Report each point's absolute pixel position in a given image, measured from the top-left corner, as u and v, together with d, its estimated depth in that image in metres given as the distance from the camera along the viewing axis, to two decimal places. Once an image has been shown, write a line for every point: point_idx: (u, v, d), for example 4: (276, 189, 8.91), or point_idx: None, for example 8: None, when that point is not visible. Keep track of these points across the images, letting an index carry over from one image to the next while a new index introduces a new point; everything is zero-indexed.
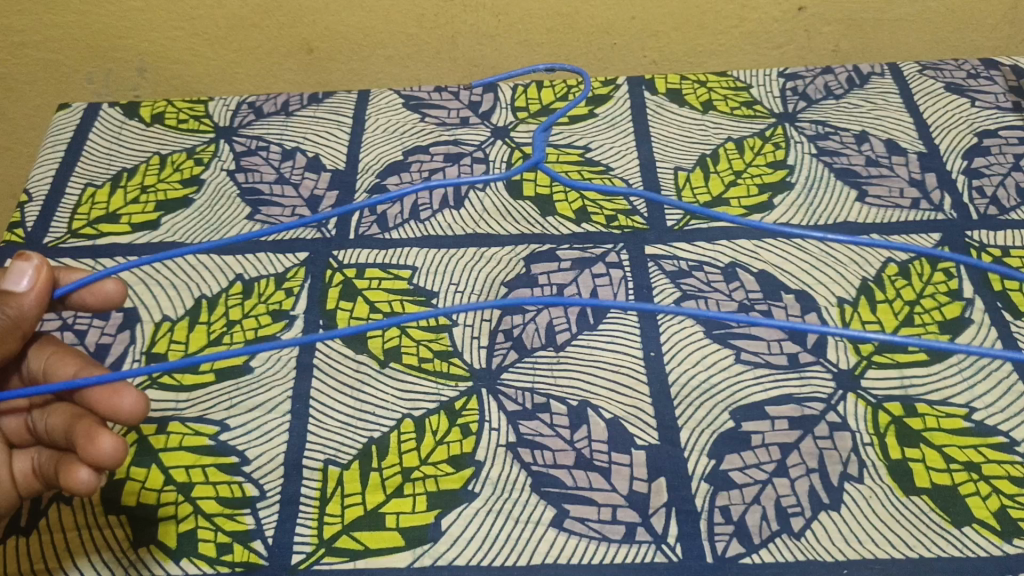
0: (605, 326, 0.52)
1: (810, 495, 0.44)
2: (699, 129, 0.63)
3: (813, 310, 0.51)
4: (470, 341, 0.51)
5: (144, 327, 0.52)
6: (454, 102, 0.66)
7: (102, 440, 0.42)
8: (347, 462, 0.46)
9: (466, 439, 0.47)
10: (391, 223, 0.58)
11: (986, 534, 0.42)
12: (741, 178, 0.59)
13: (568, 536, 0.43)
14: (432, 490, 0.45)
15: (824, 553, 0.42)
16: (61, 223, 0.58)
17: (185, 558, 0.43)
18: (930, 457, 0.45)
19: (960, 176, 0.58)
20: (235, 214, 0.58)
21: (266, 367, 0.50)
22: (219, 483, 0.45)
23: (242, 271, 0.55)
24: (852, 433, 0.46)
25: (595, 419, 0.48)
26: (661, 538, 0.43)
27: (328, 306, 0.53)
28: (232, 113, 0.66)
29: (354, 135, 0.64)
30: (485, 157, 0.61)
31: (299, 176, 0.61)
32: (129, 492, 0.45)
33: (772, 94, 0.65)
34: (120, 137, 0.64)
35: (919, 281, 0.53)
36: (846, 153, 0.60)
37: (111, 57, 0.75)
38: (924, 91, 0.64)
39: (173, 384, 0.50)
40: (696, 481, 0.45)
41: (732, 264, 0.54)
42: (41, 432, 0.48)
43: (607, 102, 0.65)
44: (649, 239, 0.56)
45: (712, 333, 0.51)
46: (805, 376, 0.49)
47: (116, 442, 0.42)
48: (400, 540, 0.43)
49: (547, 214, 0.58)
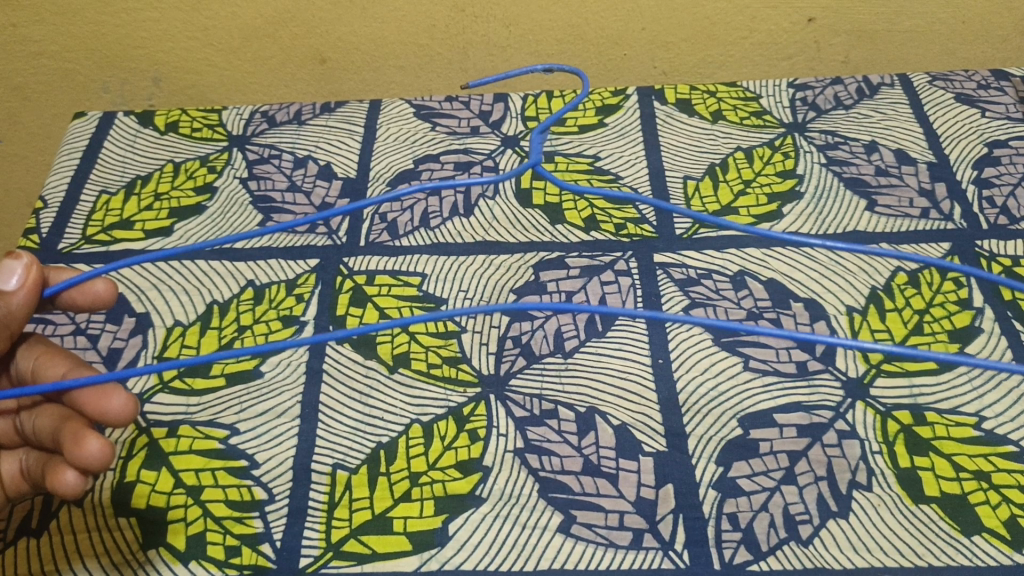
0: (613, 333, 0.52)
1: (818, 502, 0.44)
2: (708, 139, 0.63)
3: (822, 319, 0.51)
4: (479, 348, 0.52)
5: (155, 332, 0.53)
6: (465, 112, 0.66)
7: (88, 444, 0.42)
8: (355, 466, 0.46)
9: (474, 444, 0.47)
10: (401, 231, 0.58)
11: (996, 543, 0.42)
12: (751, 187, 0.59)
13: (575, 542, 0.43)
14: (440, 495, 0.45)
15: (832, 561, 0.42)
16: (76, 230, 0.59)
17: (193, 560, 0.43)
18: (939, 466, 0.45)
19: (970, 186, 0.58)
20: (247, 221, 0.59)
21: (276, 371, 0.51)
22: (229, 486, 0.46)
23: (253, 277, 0.55)
24: (860, 442, 0.46)
25: (603, 425, 0.48)
26: (668, 544, 0.43)
27: (338, 312, 0.53)
28: (245, 122, 0.66)
29: (365, 144, 0.64)
30: (495, 166, 0.62)
31: (310, 184, 0.61)
32: (139, 494, 0.46)
33: (781, 104, 0.65)
34: (134, 145, 0.65)
35: (928, 290, 0.53)
36: (855, 163, 0.60)
37: (128, 66, 0.76)
38: (934, 101, 0.64)
39: (183, 388, 0.50)
40: (704, 489, 0.45)
41: (741, 273, 0.54)
42: (29, 433, 0.47)
43: (617, 112, 0.66)
44: (658, 247, 0.56)
45: (721, 340, 0.51)
46: (813, 384, 0.49)
47: (103, 446, 0.42)
48: (408, 544, 0.43)
49: (557, 222, 0.58)
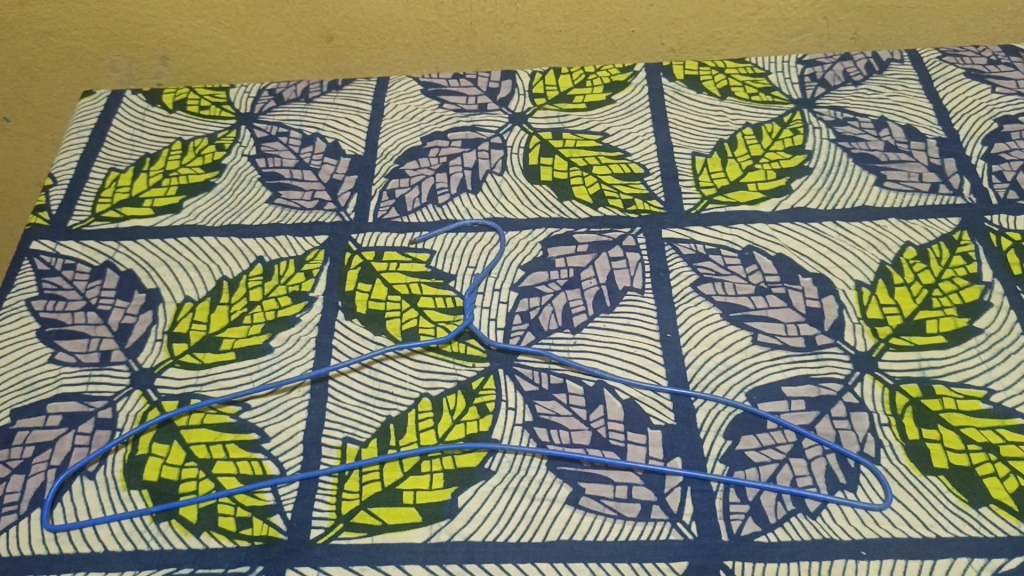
0: (621, 308, 0.52)
1: (826, 475, 0.44)
2: (716, 115, 0.63)
3: (831, 294, 0.51)
4: (488, 322, 0.52)
5: (166, 307, 0.53)
6: (473, 89, 0.66)
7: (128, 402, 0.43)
8: (365, 440, 0.47)
9: (483, 418, 0.47)
10: (409, 208, 0.58)
11: (1003, 514, 0.42)
12: (759, 163, 0.59)
13: (584, 514, 0.44)
14: (448, 468, 0.45)
15: (840, 532, 0.42)
16: (85, 207, 0.59)
17: (205, 532, 0.44)
18: (948, 438, 0.45)
19: (980, 161, 0.58)
20: (256, 198, 0.59)
21: (286, 347, 0.51)
22: (240, 460, 0.46)
23: (262, 254, 0.56)
24: (869, 414, 0.46)
25: (611, 399, 0.48)
26: (676, 516, 0.43)
27: (347, 288, 0.53)
28: (253, 100, 0.66)
29: (373, 122, 0.64)
30: (503, 143, 0.62)
31: (318, 161, 0.61)
32: (151, 467, 0.46)
33: (790, 80, 0.65)
34: (143, 123, 0.65)
35: (937, 264, 0.52)
36: (865, 138, 0.60)
37: (134, 45, 0.73)
38: (944, 77, 0.64)
39: (194, 363, 0.50)
40: (712, 463, 0.45)
41: (749, 248, 0.54)
42: None
43: (625, 89, 0.65)
44: (666, 223, 0.56)
45: (729, 315, 0.51)
46: (822, 358, 0.49)
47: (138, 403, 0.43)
48: (418, 516, 0.44)
49: (564, 198, 0.58)
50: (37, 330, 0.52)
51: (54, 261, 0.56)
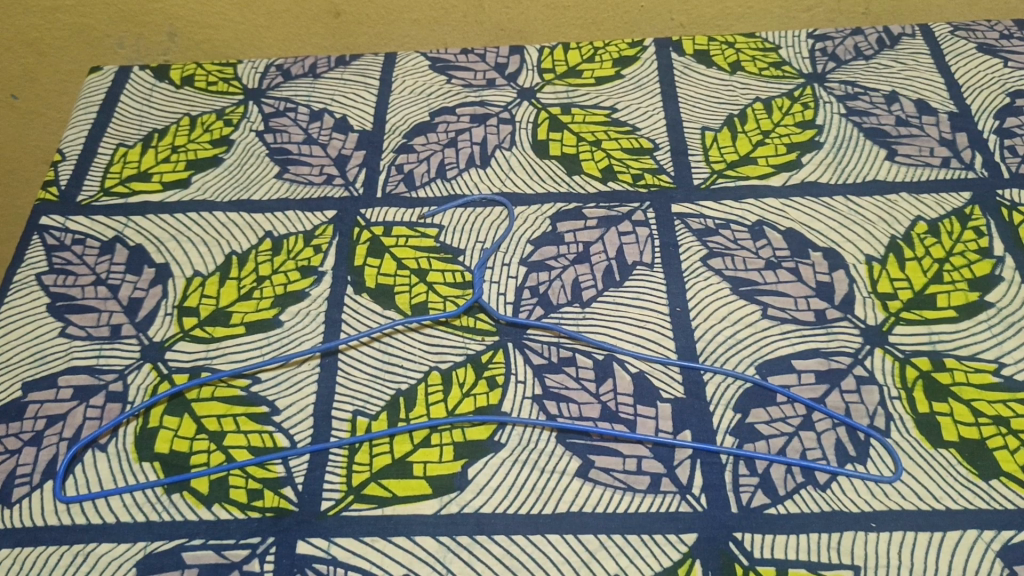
0: (630, 283, 0.52)
1: (836, 447, 0.44)
2: (726, 90, 0.62)
3: (841, 268, 0.51)
4: (497, 297, 0.51)
5: (176, 282, 0.53)
6: (481, 65, 0.66)
7: None
8: (375, 413, 0.47)
9: (493, 391, 0.47)
10: (418, 182, 0.58)
11: (1013, 487, 0.42)
12: (769, 137, 0.59)
13: (593, 486, 0.44)
14: (458, 441, 0.46)
15: (849, 504, 0.42)
16: (94, 182, 0.59)
17: (216, 504, 0.44)
18: (958, 411, 0.45)
19: (992, 135, 0.57)
20: (264, 173, 0.59)
21: (295, 321, 0.51)
22: (251, 432, 0.46)
23: (271, 229, 0.56)
24: (879, 388, 0.46)
25: (621, 372, 0.48)
26: (686, 488, 0.43)
27: (356, 263, 0.53)
28: (261, 75, 0.66)
29: (381, 97, 0.64)
30: (512, 118, 0.62)
31: (327, 136, 0.61)
32: (162, 439, 0.46)
33: (801, 55, 0.65)
34: (151, 99, 0.65)
35: (948, 238, 0.52)
36: (876, 113, 0.59)
37: (142, 21, 0.73)
38: (956, 51, 0.63)
39: (203, 337, 0.50)
40: (722, 436, 0.45)
41: (759, 222, 0.54)
42: None
43: (634, 64, 0.65)
44: (676, 198, 0.56)
45: (739, 290, 0.51)
46: (832, 332, 0.48)
47: None
48: (428, 488, 0.44)
49: (573, 173, 0.58)
50: (48, 305, 0.52)
51: (64, 236, 0.56)
